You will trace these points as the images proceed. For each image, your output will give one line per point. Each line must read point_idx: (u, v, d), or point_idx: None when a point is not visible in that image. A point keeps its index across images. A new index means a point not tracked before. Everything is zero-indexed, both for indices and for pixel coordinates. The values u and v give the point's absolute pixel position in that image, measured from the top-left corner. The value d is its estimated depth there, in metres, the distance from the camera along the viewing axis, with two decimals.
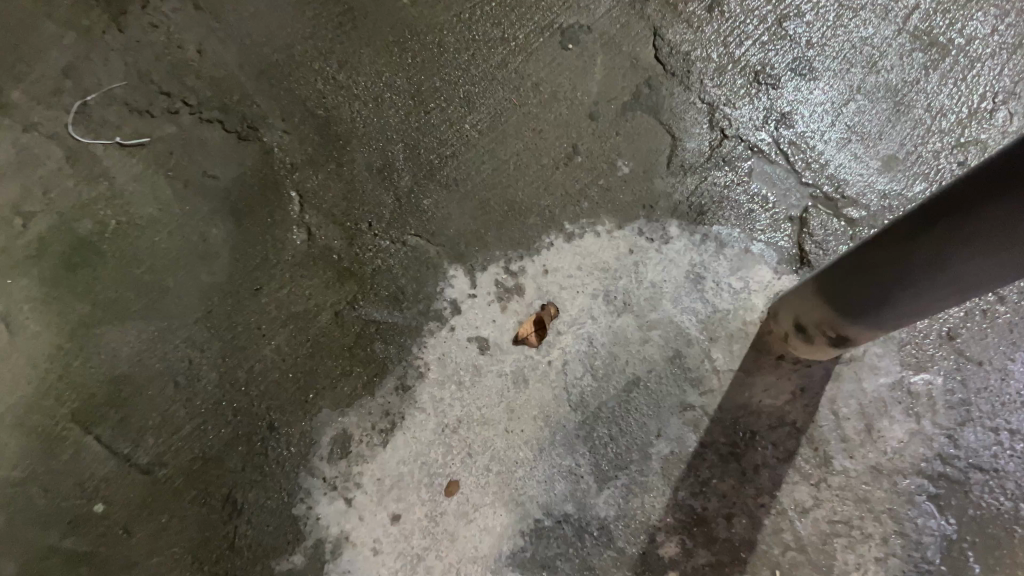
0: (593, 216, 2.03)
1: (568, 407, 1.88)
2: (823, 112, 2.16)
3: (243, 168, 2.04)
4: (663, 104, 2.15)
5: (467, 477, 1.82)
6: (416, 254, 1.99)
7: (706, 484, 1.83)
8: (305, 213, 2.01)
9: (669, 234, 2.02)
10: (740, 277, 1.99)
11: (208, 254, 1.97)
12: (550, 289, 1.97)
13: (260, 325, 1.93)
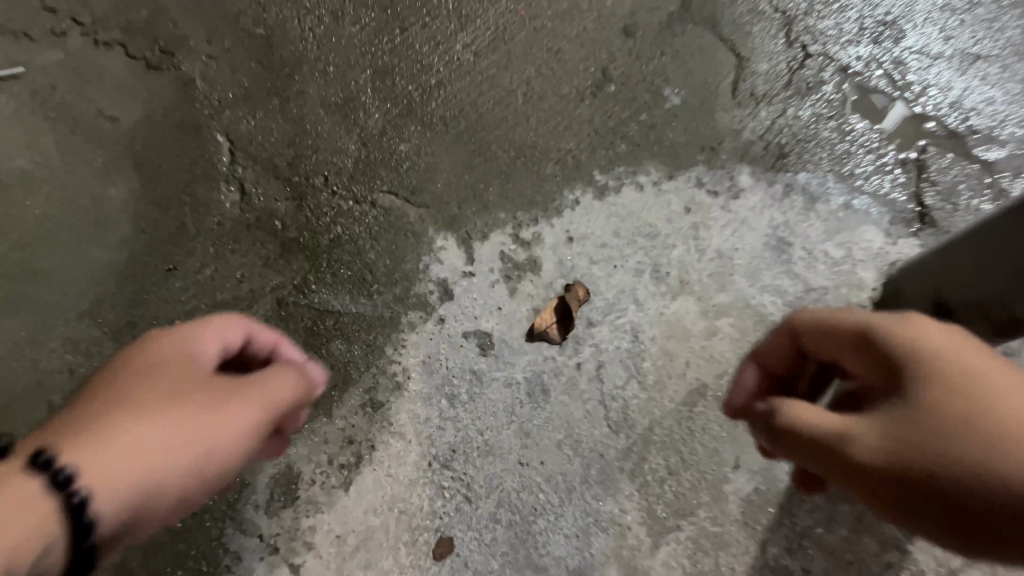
0: (634, 162, 1.47)
1: (607, 429, 1.33)
2: (941, 19, 1.58)
3: (153, 107, 1.48)
4: (721, 15, 1.57)
5: (465, 533, 1.29)
6: (390, 219, 1.44)
7: (804, 536, 1.29)
8: (237, 166, 1.46)
9: (739, 186, 1.47)
10: (839, 244, 1.43)
11: (102, 223, 1.42)
12: (576, 264, 1.42)
13: (173, 320, 1.38)
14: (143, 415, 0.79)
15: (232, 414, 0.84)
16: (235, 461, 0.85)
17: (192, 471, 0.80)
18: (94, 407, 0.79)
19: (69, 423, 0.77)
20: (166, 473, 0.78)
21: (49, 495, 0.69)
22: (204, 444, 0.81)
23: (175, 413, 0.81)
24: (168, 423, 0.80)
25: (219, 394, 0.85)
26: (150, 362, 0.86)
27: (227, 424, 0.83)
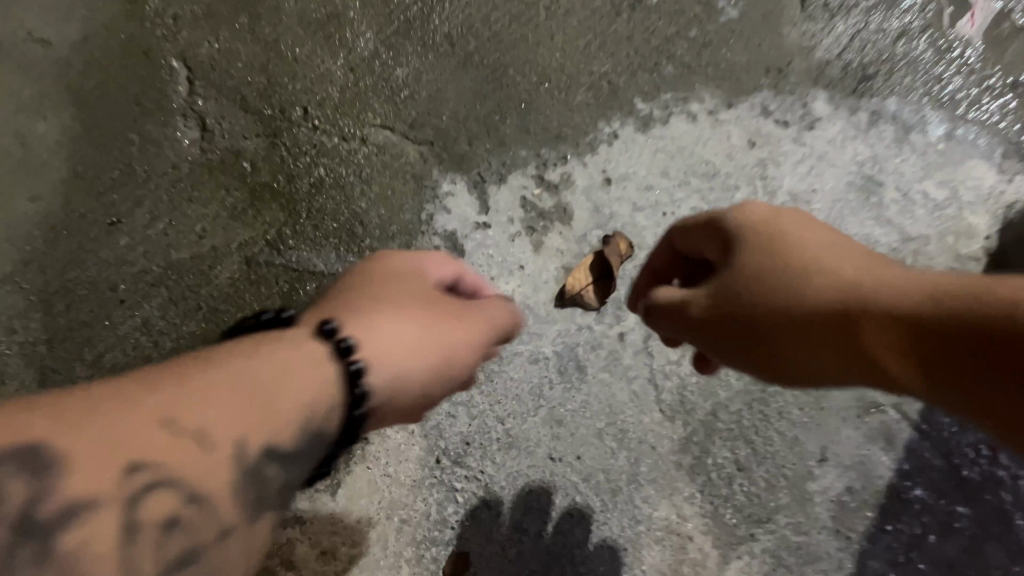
0: (685, 87, 1.19)
1: (659, 415, 1.06)
2: None
3: (87, 24, 1.18)
4: None
5: (485, 547, 1.02)
6: (385, 160, 1.17)
7: (908, 546, 1.03)
8: (197, 97, 1.18)
9: (814, 114, 1.19)
10: (940, 184, 1.16)
11: (27, 169, 1.14)
12: (616, 212, 1.15)
13: (116, 285, 1.12)
14: (389, 318, 0.80)
15: (463, 331, 0.85)
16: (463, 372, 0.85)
17: (428, 375, 0.81)
18: (347, 303, 0.82)
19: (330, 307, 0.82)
20: (406, 375, 0.78)
21: (294, 386, 0.69)
22: (434, 357, 0.81)
23: (423, 318, 0.82)
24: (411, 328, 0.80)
25: (455, 309, 0.87)
26: (391, 273, 0.89)
27: (458, 338, 0.84)
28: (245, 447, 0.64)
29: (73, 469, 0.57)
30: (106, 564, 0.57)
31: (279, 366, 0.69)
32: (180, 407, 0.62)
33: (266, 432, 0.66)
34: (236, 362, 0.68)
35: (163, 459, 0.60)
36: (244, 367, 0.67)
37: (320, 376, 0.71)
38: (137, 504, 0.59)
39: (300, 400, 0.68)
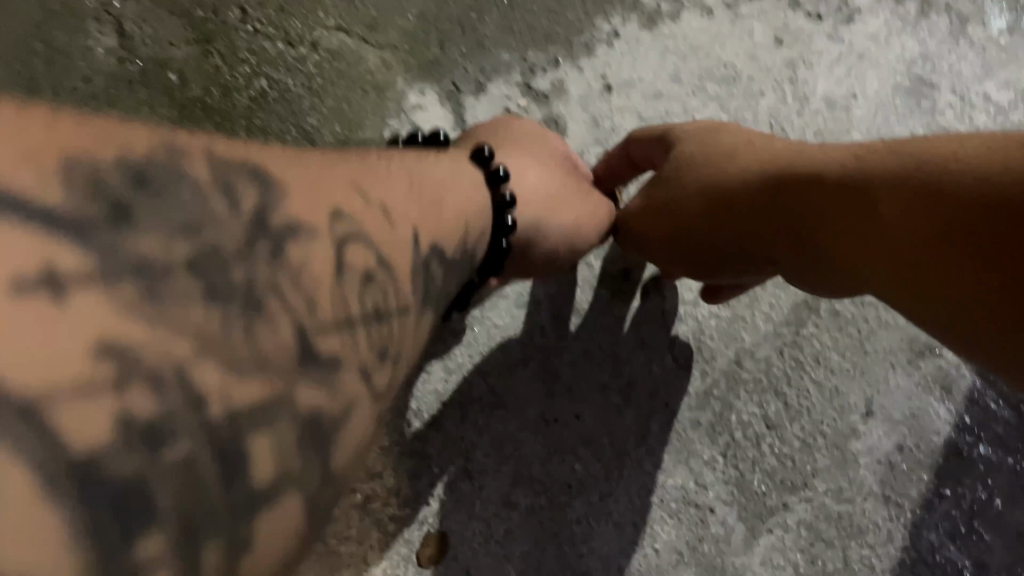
0: None
1: (673, 365, 0.90)
2: None
3: None
4: None
5: (468, 528, 0.84)
6: (340, 71, 0.98)
7: (969, 513, 0.88)
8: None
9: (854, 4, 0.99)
10: (1003, 85, 0.98)
11: None
12: (618, 124, 0.98)
13: None
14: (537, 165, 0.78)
15: (584, 205, 0.81)
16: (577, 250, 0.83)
17: (558, 235, 0.78)
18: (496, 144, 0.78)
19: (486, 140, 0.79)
20: (546, 228, 0.76)
21: (457, 193, 0.62)
22: (568, 219, 0.79)
23: (557, 179, 0.80)
24: (551, 179, 0.79)
25: (575, 186, 0.82)
26: (526, 130, 0.84)
27: (578, 211, 0.80)
28: (418, 243, 0.51)
29: (288, 194, 0.42)
30: (320, 291, 0.41)
31: (449, 182, 0.62)
32: (367, 178, 0.50)
33: (435, 232, 0.54)
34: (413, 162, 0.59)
35: (382, 236, 0.47)
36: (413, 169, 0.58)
37: (476, 193, 0.66)
38: (342, 249, 0.43)
39: (460, 213, 0.60)
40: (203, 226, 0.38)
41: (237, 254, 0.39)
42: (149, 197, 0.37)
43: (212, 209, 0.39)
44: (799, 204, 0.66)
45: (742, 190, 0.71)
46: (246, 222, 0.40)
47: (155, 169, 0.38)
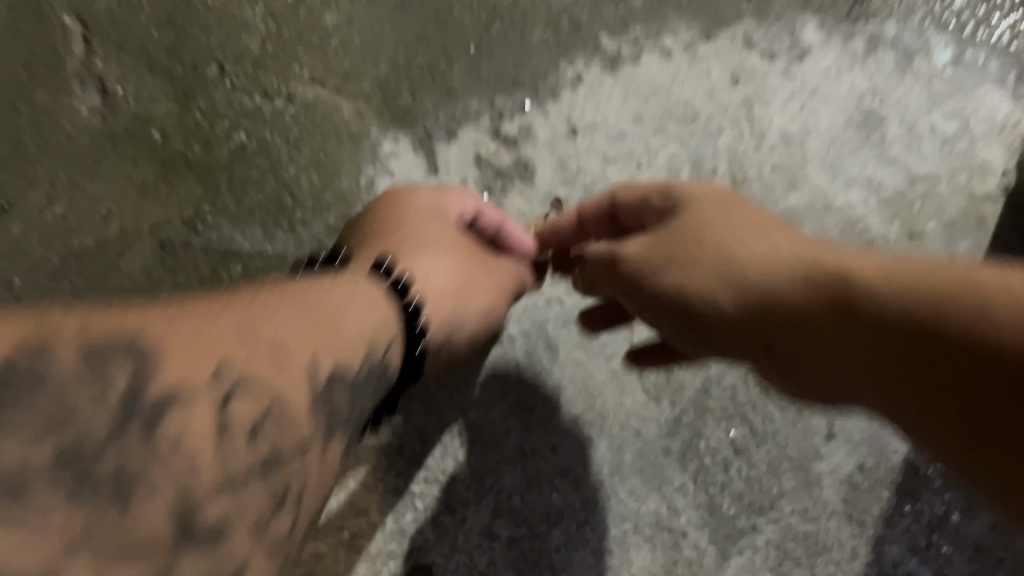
0: (655, 18, 1.04)
1: (643, 395, 0.94)
2: None
3: None
4: None
5: (452, 558, 0.88)
6: (315, 122, 1.02)
7: (928, 527, 0.92)
8: (95, 58, 1.01)
9: (805, 42, 1.04)
10: (949, 114, 1.03)
11: None
12: (584, 166, 1.02)
13: (12, 282, 0.96)
14: (440, 260, 0.84)
15: (497, 285, 0.87)
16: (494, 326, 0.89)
17: (473, 326, 0.85)
18: (397, 248, 0.83)
19: (384, 245, 0.83)
20: (460, 323, 0.83)
21: (355, 313, 0.67)
22: (481, 307, 0.85)
23: (466, 269, 0.85)
24: (457, 271, 0.84)
25: (484, 266, 0.87)
26: (426, 214, 0.87)
27: (491, 293, 0.86)
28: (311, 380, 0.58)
29: (160, 369, 0.51)
30: (189, 465, 0.50)
31: (347, 301, 0.67)
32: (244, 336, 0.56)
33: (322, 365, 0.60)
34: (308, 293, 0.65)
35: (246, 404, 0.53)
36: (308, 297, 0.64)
37: (378, 309, 0.71)
38: (222, 410, 0.52)
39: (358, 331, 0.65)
40: (70, 420, 0.48)
41: (100, 445, 0.48)
42: (18, 407, 0.47)
43: (75, 407, 0.48)
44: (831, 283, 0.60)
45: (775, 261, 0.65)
46: (113, 412, 0.49)
47: (24, 374, 0.47)
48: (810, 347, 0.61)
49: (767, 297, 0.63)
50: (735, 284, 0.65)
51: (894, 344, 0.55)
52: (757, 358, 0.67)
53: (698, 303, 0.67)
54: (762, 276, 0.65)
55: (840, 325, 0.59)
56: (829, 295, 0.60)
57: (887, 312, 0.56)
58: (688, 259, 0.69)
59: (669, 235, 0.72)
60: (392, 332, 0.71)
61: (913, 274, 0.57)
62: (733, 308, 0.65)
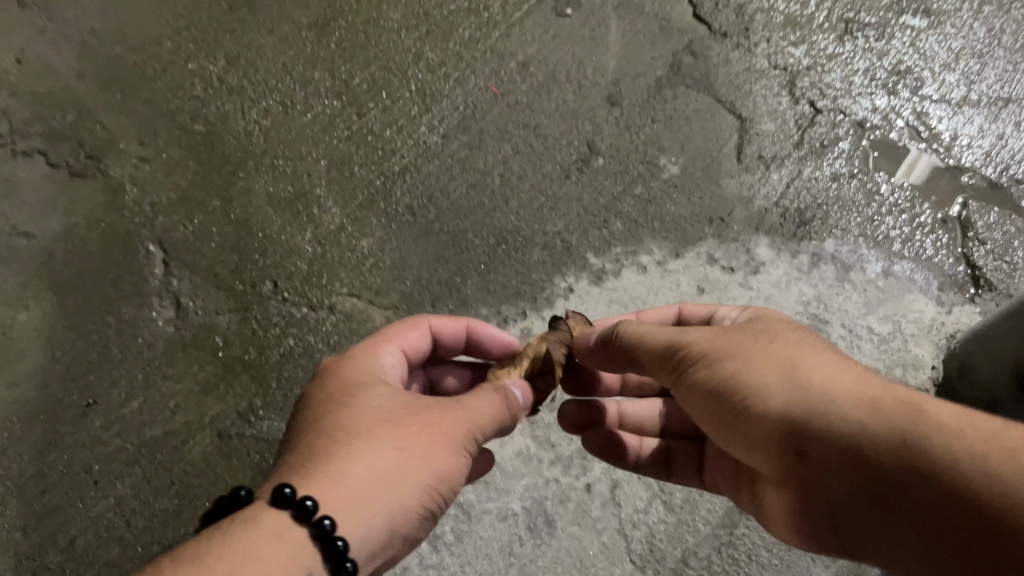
0: (633, 241, 1.29)
1: (633, 565, 1.08)
2: (962, 65, 1.49)
3: (75, 219, 1.29)
4: (715, 76, 1.44)
5: None
6: (351, 327, 1.23)
7: None
8: (172, 277, 1.26)
9: (758, 258, 1.29)
10: (883, 318, 1.27)
11: (11, 355, 1.20)
12: None
13: (91, 466, 1.14)
14: (365, 447, 0.75)
15: (439, 451, 0.78)
16: (452, 493, 0.81)
17: (417, 509, 0.77)
18: (310, 456, 0.74)
19: (316, 444, 0.76)
20: (401, 520, 0.75)
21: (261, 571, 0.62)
22: (424, 486, 0.76)
23: (395, 448, 0.76)
24: (383, 454, 0.75)
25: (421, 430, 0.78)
26: (363, 386, 0.83)
27: (434, 464, 0.77)
28: None
29: None
30: None
31: (259, 552, 0.64)
32: None
33: None
34: (219, 549, 0.63)
35: None
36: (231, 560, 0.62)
37: (287, 546, 0.66)
38: None
39: None
40: None
41: None
42: None
43: None
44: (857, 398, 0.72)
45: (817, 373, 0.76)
46: None
47: None
48: (844, 458, 0.70)
49: (822, 405, 0.72)
50: (791, 393, 0.75)
51: (894, 445, 0.67)
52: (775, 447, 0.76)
53: (756, 402, 0.77)
54: (821, 393, 0.73)
55: (875, 436, 0.68)
56: (876, 417, 0.69)
57: (930, 449, 0.64)
58: (759, 367, 0.79)
59: (742, 345, 0.83)
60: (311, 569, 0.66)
61: (925, 403, 0.69)
62: (785, 410, 0.75)
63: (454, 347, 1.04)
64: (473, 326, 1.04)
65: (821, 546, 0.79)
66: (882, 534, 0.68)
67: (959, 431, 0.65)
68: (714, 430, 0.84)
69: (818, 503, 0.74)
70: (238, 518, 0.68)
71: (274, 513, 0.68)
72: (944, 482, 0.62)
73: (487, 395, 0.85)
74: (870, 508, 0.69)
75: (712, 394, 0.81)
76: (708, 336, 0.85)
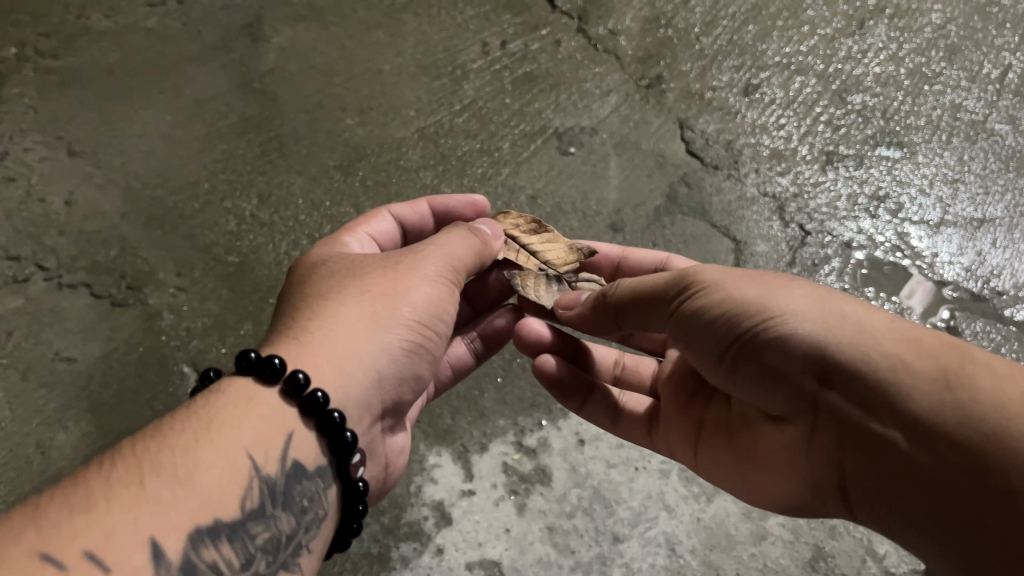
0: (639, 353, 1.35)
1: None
2: (936, 191, 1.62)
3: (115, 344, 1.37)
4: (709, 203, 1.59)
5: None
6: None
7: None
8: None
9: None
10: None
11: (50, 472, 1.26)
12: (591, 470, 1.23)
13: None
14: (353, 308, 0.94)
15: (419, 291, 0.99)
16: (443, 327, 1.03)
17: (409, 349, 0.97)
18: (304, 324, 0.92)
19: (315, 303, 0.95)
20: (395, 359, 0.96)
21: (237, 420, 0.80)
22: (412, 320, 0.97)
23: (379, 300, 0.96)
24: (371, 301, 0.96)
25: (404, 278, 1.00)
26: (338, 265, 1.03)
27: (415, 300, 0.98)
28: (211, 487, 0.73)
29: (96, 529, 0.65)
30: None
31: (230, 416, 0.80)
32: (133, 476, 0.70)
33: (216, 476, 0.74)
34: (194, 417, 0.79)
35: (164, 521, 0.68)
36: (199, 427, 0.78)
37: (260, 402, 0.83)
38: (149, 540, 0.66)
39: (242, 433, 0.79)
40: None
41: None
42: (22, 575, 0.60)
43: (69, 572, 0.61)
44: (883, 340, 0.80)
45: (848, 311, 0.85)
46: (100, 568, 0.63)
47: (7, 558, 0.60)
48: (870, 384, 0.79)
49: (844, 341, 0.81)
50: (818, 321, 0.84)
51: (927, 381, 0.76)
52: (790, 368, 0.86)
53: (772, 328, 0.86)
54: (857, 327, 0.82)
55: (912, 386, 0.76)
56: (917, 354, 0.78)
57: (971, 389, 0.73)
58: (780, 295, 0.88)
59: (747, 280, 0.92)
60: (292, 425, 0.84)
61: (960, 352, 0.78)
62: (805, 341, 0.83)
63: (423, 230, 1.22)
64: (434, 203, 1.21)
65: (812, 490, 0.91)
66: (885, 478, 0.79)
67: (1002, 377, 0.74)
68: (711, 359, 0.95)
69: (826, 436, 0.85)
70: (216, 387, 0.85)
71: (247, 381, 0.85)
72: (975, 423, 0.71)
73: (460, 235, 1.08)
74: (872, 450, 0.80)
75: (723, 312, 0.90)
76: (718, 270, 0.94)
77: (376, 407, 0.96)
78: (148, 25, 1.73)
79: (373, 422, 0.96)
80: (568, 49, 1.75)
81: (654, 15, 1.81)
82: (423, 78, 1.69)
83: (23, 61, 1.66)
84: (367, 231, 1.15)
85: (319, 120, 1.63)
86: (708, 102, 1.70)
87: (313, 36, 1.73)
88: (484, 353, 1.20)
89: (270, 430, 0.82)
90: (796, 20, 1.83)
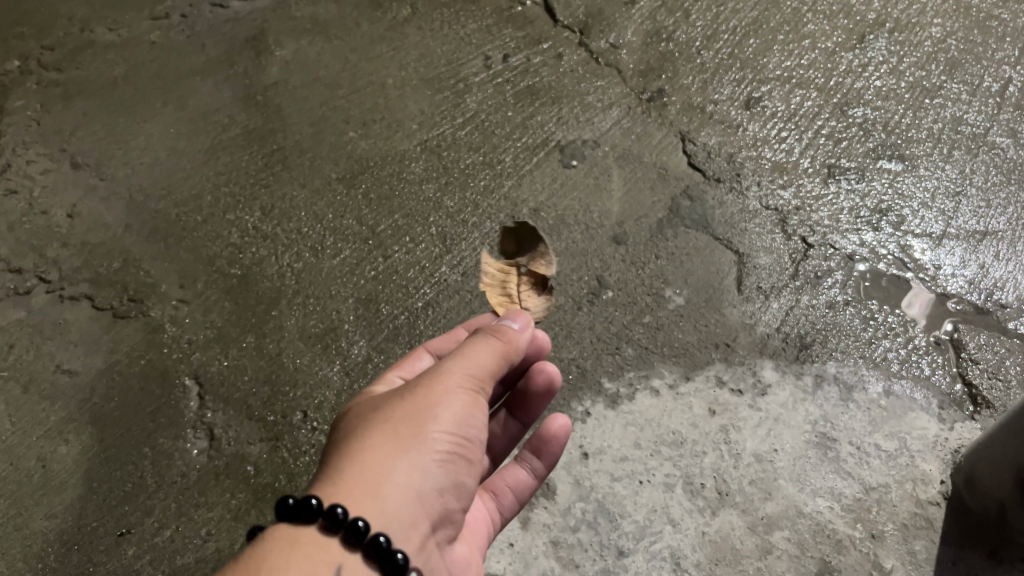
0: (644, 367, 1.36)
1: None
2: (939, 204, 1.61)
3: (117, 356, 1.37)
4: (712, 216, 1.58)
5: None
6: None
7: None
8: (207, 409, 1.33)
9: (764, 382, 1.36)
10: (888, 435, 1.31)
11: (51, 486, 1.25)
12: (595, 484, 1.23)
13: None
14: (378, 434, 0.89)
15: (446, 404, 0.93)
16: (478, 432, 0.97)
17: (445, 460, 0.92)
18: (335, 463, 0.88)
19: (337, 452, 0.90)
20: (432, 474, 0.90)
21: (285, 561, 0.76)
22: (440, 435, 0.91)
23: (400, 424, 0.90)
24: (390, 431, 0.90)
25: (428, 395, 0.93)
26: (357, 410, 0.98)
27: (439, 417, 0.92)
28: None
29: None
30: None
31: (277, 559, 0.76)
32: None
33: None
34: (240, 565, 0.75)
35: None
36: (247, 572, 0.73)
37: (302, 543, 0.79)
38: None
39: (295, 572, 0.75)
40: None
41: None
42: None
43: None
44: None
45: None
46: None
47: None
48: None
49: None
50: None
51: None
52: None
53: None
54: None
55: None
56: None
57: None
58: None
59: None
60: (340, 558, 0.80)
61: None
62: None
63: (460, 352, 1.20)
64: (470, 327, 1.21)
65: None
66: None
67: None
68: None
69: None
70: (256, 537, 0.81)
71: (285, 526, 0.81)
72: None
73: (482, 341, 1.00)
74: None
75: None
76: None
77: (424, 524, 0.90)
78: (151, 39, 1.74)
79: (425, 537, 0.90)
80: (570, 63, 1.76)
81: (655, 30, 1.82)
82: (426, 91, 1.70)
83: (26, 75, 1.67)
84: (401, 373, 1.11)
85: (323, 133, 1.63)
86: (709, 115, 1.71)
87: (317, 50, 1.75)
88: (542, 468, 1.14)
89: (317, 568, 0.78)
90: (796, 34, 1.84)
